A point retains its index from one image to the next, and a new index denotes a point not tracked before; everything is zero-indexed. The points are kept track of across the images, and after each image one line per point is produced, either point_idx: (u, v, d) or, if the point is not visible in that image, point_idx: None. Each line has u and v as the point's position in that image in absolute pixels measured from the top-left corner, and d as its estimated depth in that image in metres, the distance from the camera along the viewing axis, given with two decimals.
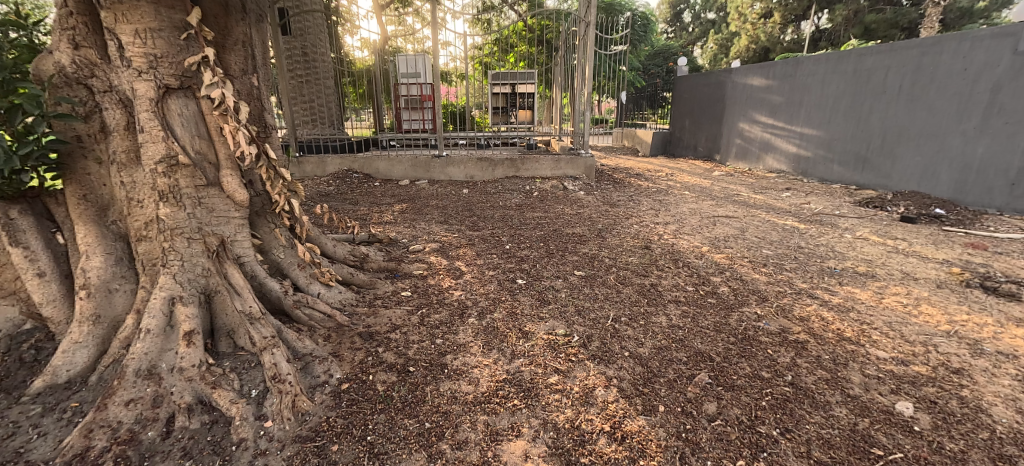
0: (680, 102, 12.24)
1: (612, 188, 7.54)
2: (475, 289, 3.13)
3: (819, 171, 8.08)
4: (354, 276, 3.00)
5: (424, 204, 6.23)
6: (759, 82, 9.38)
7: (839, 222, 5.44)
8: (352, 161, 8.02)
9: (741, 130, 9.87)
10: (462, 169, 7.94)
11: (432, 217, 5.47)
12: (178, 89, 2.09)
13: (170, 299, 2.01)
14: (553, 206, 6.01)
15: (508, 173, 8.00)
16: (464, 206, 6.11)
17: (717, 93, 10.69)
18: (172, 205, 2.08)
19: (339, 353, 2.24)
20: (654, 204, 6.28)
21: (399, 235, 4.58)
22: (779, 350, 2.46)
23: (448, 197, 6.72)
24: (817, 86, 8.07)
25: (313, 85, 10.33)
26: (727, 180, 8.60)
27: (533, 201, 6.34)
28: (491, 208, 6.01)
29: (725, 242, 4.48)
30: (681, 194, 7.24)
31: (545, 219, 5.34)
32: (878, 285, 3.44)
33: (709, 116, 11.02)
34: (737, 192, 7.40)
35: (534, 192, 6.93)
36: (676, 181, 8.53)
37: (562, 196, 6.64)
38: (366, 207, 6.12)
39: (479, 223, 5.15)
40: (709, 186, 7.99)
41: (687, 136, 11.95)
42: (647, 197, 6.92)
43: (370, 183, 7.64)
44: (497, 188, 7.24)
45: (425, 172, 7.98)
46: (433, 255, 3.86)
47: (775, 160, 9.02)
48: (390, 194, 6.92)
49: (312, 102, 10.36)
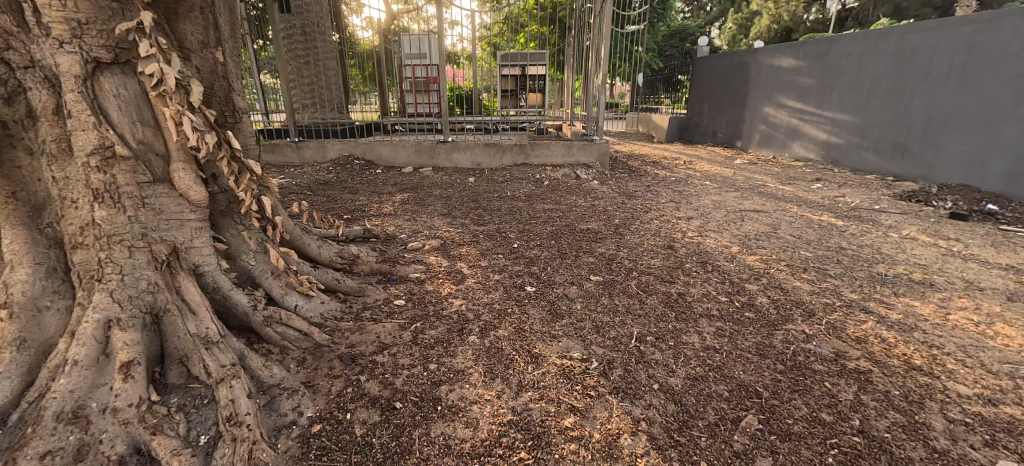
0: (699, 85, 11.60)
1: (628, 178, 7.08)
2: (478, 298, 2.75)
3: (851, 159, 7.51)
4: (340, 282, 2.64)
5: (427, 194, 5.84)
6: (788, 63, 8.74)
7: (880, 218, 4.96)
8: (353, 146, 7.64)
9: (766, 115, 9.28)
10: (468, 155, 7.52)
11: (434, 209, 5.08)
12: (113, 64, 1.71)
13: (106, 323, 1.66)
14: (566, 197, 5.59)
15: (518, 160, 7.55)
16: (470, 196, 5.71)
17: (740, 76, 10.06)
18: (109, 206, 1.70)
19: (313, 383, 1.88)
20: (674, 196, 5.83)
21: (397, 230, 4.22)
22: (838, 384, 2.06)
23: (454, 186, 6.31)
24: (853, 68, 7.44)
25: (314, 66, 9.89)
26: (751, 169, 8.08)
27: (544, 191, 5.92)
28: (499, 198, 5.61)
29: (757, 241, 4.05)
30: (702, 184, 6.76)
31: (557, 212, 4.92)
32: (940, 297, 3.03)
33: (730, 100, 10.39)
34: (763, 183, 6.88)
35: (544, 181, 6.51)
36: (695, 170, 8.05)
37: (575, 186, 6.20)
38: (366, 197, 5.75)
39: (485, 216, 4.76)
40: (731, 176, 7.50)
41: (706, 122, 11.35)
42: (666, 187, 6.45)
43: (372, 171, 7.26)
44: (505, 176, 6.82)
45: (429, 158, 7.57)
46: (433, 254, 3.49)
47: (803, 147, 8.43)
48: (392, 183, 6.54)
49: (313, 85, 9.94)
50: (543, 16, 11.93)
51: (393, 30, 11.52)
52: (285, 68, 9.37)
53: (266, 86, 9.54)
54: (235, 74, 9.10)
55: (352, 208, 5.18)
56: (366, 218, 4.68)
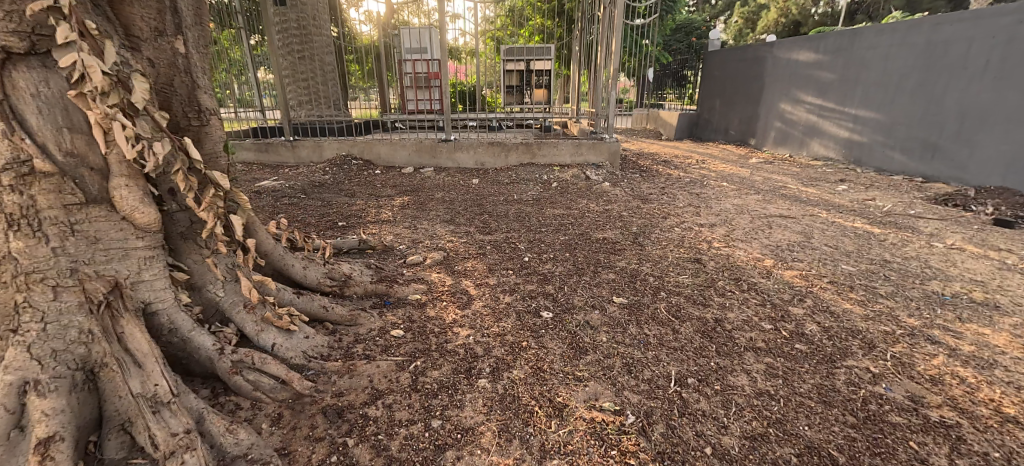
0: (710, 80, 11.20)
1: (640, 179, 6.70)
2: (487, 326, 2.40)
3: (875, 159, 7.13)
4: (329, 311, 2.28)
5: (429, 198, 5.47)
6: (807, 57, 8.33)
7: (918, 224, 4.58)
8: (351, 145, 7.27)
9: (782, 111, 8.88)
10: (472, 155, 7.15)
11: (436, 215, 4.71)
12: (30, 54, 1.32)
13: (22, 387, 1.29)
14: (578, 201, 5.23)
15: (523, 159, 7.17)
16: (474, 200, 5.35)
17: (754, 70, 9.66)
18: (28, 236, 1.34)
19: (290, 450, 1.53)
20: (692, 200, 5.46)
21: (396, 240, 3.86)
22: (926, 445, 1.71)
23: (457, 188, 5.95)
24: (878, 61, 7.04)
25: (311, 61, 9.52)
26: (768, 169, 7.69)
27: (554, 194, 5.55)
28: (506, 201, 5.24)
29: (791, 252, 3.68)
30: (719, 186, 6.39)
31: (569, 218, 4.56)
32: (1013, 323, 2.66)
33: (744, 95, 9.99)
34: (784, 185, 6.50)
35: (552, 183, 6.14)
36: (709, 169, 7.68)
37: (586, 189, 5.83)
38: (363, 201, 5.39)
39: (491, 223, 4.39)
40: (749, 176, 7.12)
41: (717, 118, 10.95)
42: (682, 189, 6.08)
43: (371, 171, 6.90)
44: (511, 177, 6.46)
45: (431, 158, 7.20)
46: (436, 271, 3.13)
47: (822, 146, 8.05)
48: (392, 185, 6.19)
49: (309, 81, 9.57)
50: (549, 9, 11.51)
51: (394, 23, 11.11)
52: (280, 63, 8.97)
53: (261, 83, 9.17)
54: (229, 70, 8.71)
55: (348, 213, 4.81)
56: (362, 226, 4.32)
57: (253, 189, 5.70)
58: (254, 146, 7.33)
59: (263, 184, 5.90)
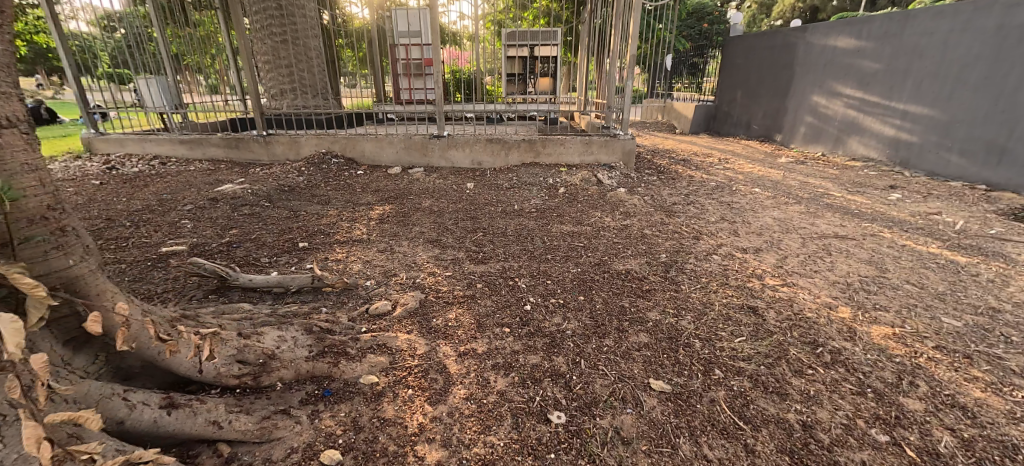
0: (731, 68, 10.27)
1: (660, 182, 5.88)
2: (469, 442, 1.60)
3: (927, 161, 6.25)
4: (224, 427, 1.48)
5: (416, 207, 4.66)
6: (846, 44, 7.39)
7: (1007, 249, 3.76)
8: (332, 142, 6.42)
9: (816, 105, 7.98)
10: (467, 153, 6.31)
11: (420, 232, 3.91)
12: None
13: None
14: (591, 213, 4.40)
15: (525, 158, 6.32)
16: (467, 210, 4.54)
17: (783, 58, 8.73)
18: None
19: None
20: (723, 212, 4.64)
21: (364, 272, 3.06)
22: None
23: (448, 195, 5.13)
24: (935, 49, 6.10)
25: (292, 46, 8.66)
26: (802, 171, 6.81)
27: (562, 204, 4.72)
28: (505, 213, 4.43)
29: (869, 295, 2.86)
30: (751, 193, 5.56)
31: (581, 239, 3.74)
32: None
33: (770, 86, 9.07)
34: (825, 191, 5.66)
35: (558, 188, 5.32)
36: (734, 170, 6.82)
37: (598, 196, 5.00)
38: (338, 211, 4.59)
39: (486, 245, 3.58)
40: (782, 179, 6.27)
41: (738, 111, 10.05)
42: (709, 197, 5.25)
43: (352, 172, 6.09)
44: (511, 181, 5.63)
45: (421, 156, 6.37)
46: (407, 327, 2.33)
47: (863, 145, 7.17)
48: (373, 189, 5.37)
49: (292, 68, 8.73)
50: None
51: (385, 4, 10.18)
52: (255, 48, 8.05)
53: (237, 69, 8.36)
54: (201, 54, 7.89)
55: (315, 229, 4.00)
56: (327, 250, 3.51)
57: (212, 194, 4.91)
58: (223, 142, 6.53)
59: (225, 188, 5.11)
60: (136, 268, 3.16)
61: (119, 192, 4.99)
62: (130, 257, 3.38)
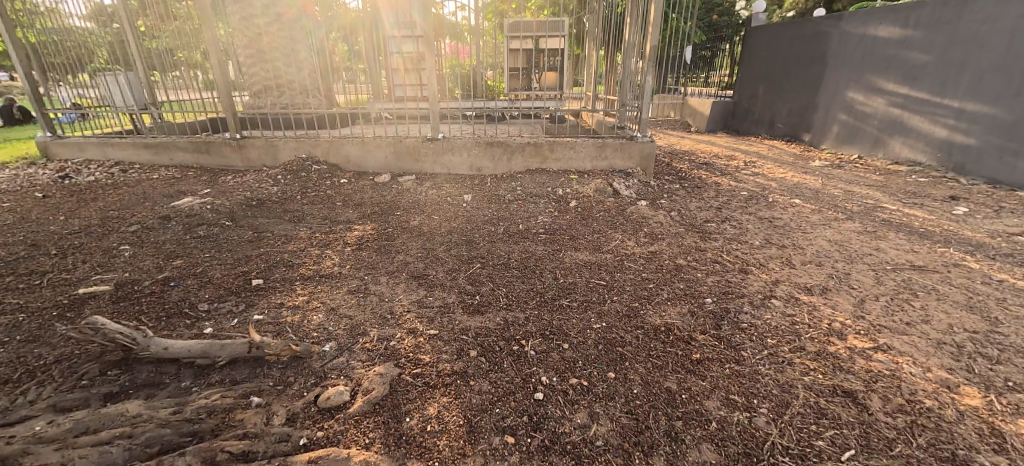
0: (753, 61, 9.48)
1: (684, 192, 5.15)
2: None
3: (987, 167, 5.49)
4: None
5: (403, 226, 3.95)
6: (889, 33, 6.61)
7: None
8: (313, 146, 5.70)
9: (852, 102, 7.21)
10: (465, 158, 5.59)
11: (404, 262, 3.20)
12: None
13: None
14: (611, 235, 3.68)
15: (530, 164, 5.59)
16: (464, 230, 3.83)
17: (813, 49, 7.94)
18: None
19: None
20: (767, 231, 3.91)
21: (324, 328, 2.36)
22: None
23: (442, 209, 4.41)
24: (998, 38, 5.32)
25: (274, 39, 7.95)
26: (841, 177, 6.07)
27: (574, 222, 4.00)
28: (507, 235, 3.71)
29: (998, 368, 2.12)
30: (791, 205, 4.82)
31: (601, 273, 3.02)
32: None
33: (798, 81, 8.29)
34: (876, 203, 4.92)
35: (569, 201, 4.61)
36: (764, 176, 6.10)
37: (616, 211, 4.27)
38: (310, 232, 3.88)
39: (483, 282, 2.86)
40: (821, 188, 5.54)
41: (761, 108, 9.28)
42: (744, 211, 4.52)
43: (335, 179, 5.38)
44: (514, 191, 4.90)
45: (412, 162, 5.65)
46: (367, 436, 1.63)
47: (907, 147, 6.42)
48: (356, 202, 4.67)
49: (275, 63, 8.03)
50: None
51: None
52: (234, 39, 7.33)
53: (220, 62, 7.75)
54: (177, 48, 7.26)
55: (276, 258, 3.31)
56: (284, 290, 2.81)
57: (166, 210, 4.21)
58: (192, 146, 5.84)
59: (181, 202, 4.40)
60: (35, 321, 2.47)
61: (60, 208, 4.31)
62: (37, 302, 2.68)
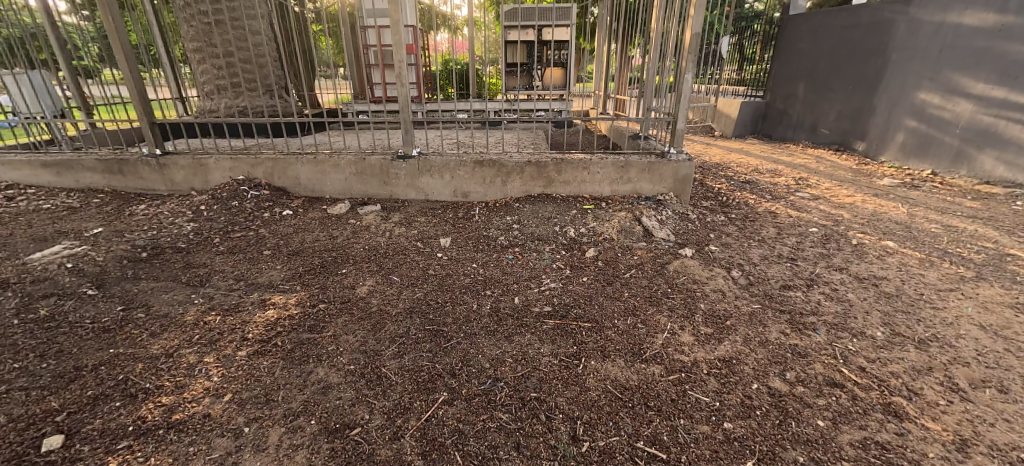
0: (792, 54, 8.14)
1: (736, 230, 3.89)
2: None
3: None
4: None
5: (343, 297, 2.68)
6: (979, 21, 5.29)
7: None
8: (253, 165, 4.42)
9: (924, 105, 5.92)
10: (446, 180, 4.32)
11: (320, 389, 1.93)
12: None
13: None
14: (654, 322, 2.40)
15: (531, 188, 4.31)
16: (431, 308, 2.56)
17: (872, 40, 6.62)
18: None
19: None
20: (882, 308, 2.63)
21: None
22: None
23: (407, 263, 3.14)
24: None
25: (226, 29, 6.65)
26: (924, 202, 4.80)
27: (595, 292, 2.72)
28: (495, 319, 2.44)
29: None
30: (887, 251, 3.54)
31: (654, 424, 1.74)
32: None
33: (851, 78, 6.97)
34: (998, 247, 3.65)
35: (585, 248, 3.33)
36: (828, 201, 4.82)
37: (654, 270, 2.99)
38: (205, 309, 2.62)
39: (444, 454, 1.60)
40: (909, 220, 4.26)
41: (800, 109, 7.98)
42: (830, 265, 3.24)
43: (276, 210, 4.12)
44: (510, 230, 3.63)
45: (378, 186, 4.39)
46: None
47: (1003, 164, 5.15)
48: (294, 248, 3.41)
49: (228, 58, 6.76)
50: None
51: None
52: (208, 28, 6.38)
53: (181, 56, 6.81)
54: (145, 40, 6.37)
55: (121, 372, 2.06)
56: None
57: (8, 268, 2.95)
58: (101, 165, 4.58)
59: (42, 253, 3.15)
60: None
61: None
62: None
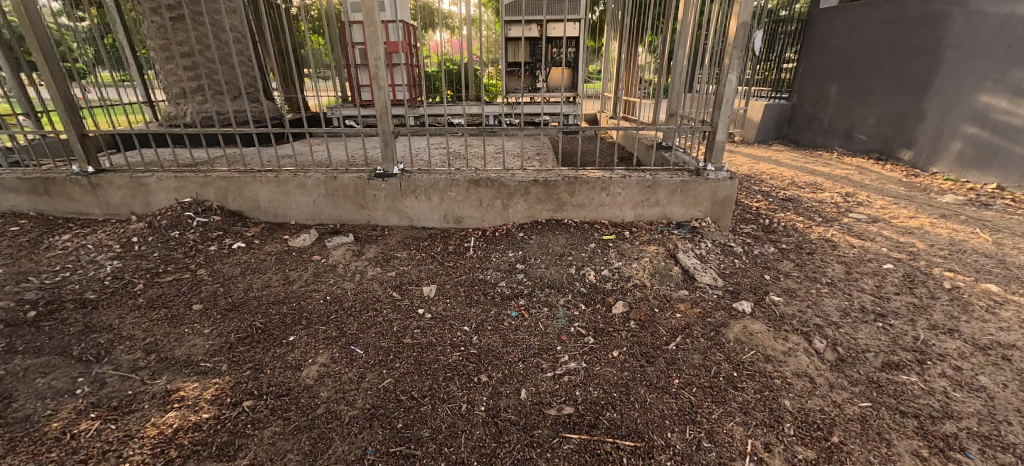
0: (822, 53, 7.37)
1: (794, 268, 3.12)
2: None
3: None
4: None
5: (280, 387, 1.93)
6: None
7: None
8: (202, 186, 3.67)
9: (987, 110, 5.13)
10: (435, 202, 3.56)
11: None
12: None
13: None
14: (726, 440, 1.63)
15: (538, 212, 3.54)
16: (401, 409, 1.79)
17: (920, 37, 5.84)
18: None
19: None
20: None
21: None
22: None
23: (377, 324, 2.37)
24: None
25: (191, 26, 5.88)
26: (1007, 226, 4.03)
27: (632, 378, 1.95)
28: (493, 434, 1.67)
29: None
30: (995, 299, 2.77)
31: None
32: None
33: (895, 79, 6.19)
34: None
35: (612, 299, 2.56)
36: (891, 225, 4.04)
37: (709, 338, 2.21)
38: (84, 410, 1.85)
39: None
40: (999, 252, 3.49)
41: (832, 113, 7.21)
42: (935, 325, 2.46)
43: (226, 243, 3.36)
44: (514, 271, 2.85)
45: (353, 210, 3.63)
46: None
47: None
48: (235, 298, 2.64)
49: (194, 58, 5.98)
50: None
51: None
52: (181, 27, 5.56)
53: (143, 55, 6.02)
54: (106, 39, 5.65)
55: None
56: None
57: None
58: (25, 184, 3.82)
59: None
60: None
61: None
62: None
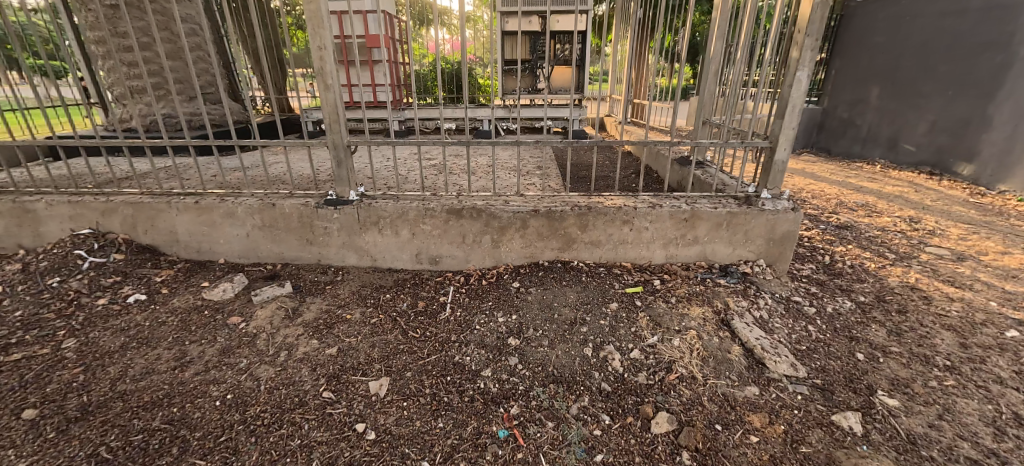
0: (862, 51, 6.51)
1: (892, 339, 2.26)
2: None
3: None
4: None
5: None
6: None
7: None
8: (103, 213, 2.81)
9: None
10: (403, 238, 2.72)
11: None
12: None
13: None
14: None
15: (539, 251, 2.69)
16: None
17: (986, 31, 4.98)
18: None
19: None
20: None
21: None
22: None
23: (287, 456, 1.52)
24: None
25: (136, 14, 4.95)
26: None
27: None
28: None
29: None
30: None
31: None
32: None
33: (954, 81, 5.33)
34: None
35: (651, 406, 1.70)
36: (986, 266, 3.20)
37: None
38: None
39: None
40: None
41: (874, 119, 6.36)
42: None
43: (123, 294, 2.50)
44: (506, 351, 1.99)
45: (296, 246, 2.79)
46: None
47: None
48: (94, 397, 1.79)
49: (140, 52, 5.10)
50: None
51: None
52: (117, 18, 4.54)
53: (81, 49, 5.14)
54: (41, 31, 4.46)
55: None
56: None
57: None
58: None
59: None
60: None
61: None
62: None
